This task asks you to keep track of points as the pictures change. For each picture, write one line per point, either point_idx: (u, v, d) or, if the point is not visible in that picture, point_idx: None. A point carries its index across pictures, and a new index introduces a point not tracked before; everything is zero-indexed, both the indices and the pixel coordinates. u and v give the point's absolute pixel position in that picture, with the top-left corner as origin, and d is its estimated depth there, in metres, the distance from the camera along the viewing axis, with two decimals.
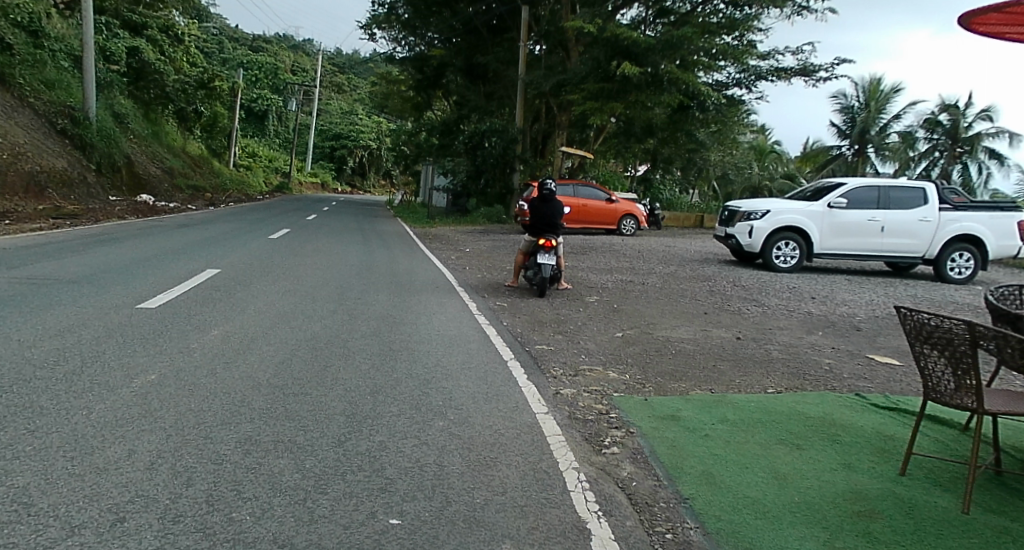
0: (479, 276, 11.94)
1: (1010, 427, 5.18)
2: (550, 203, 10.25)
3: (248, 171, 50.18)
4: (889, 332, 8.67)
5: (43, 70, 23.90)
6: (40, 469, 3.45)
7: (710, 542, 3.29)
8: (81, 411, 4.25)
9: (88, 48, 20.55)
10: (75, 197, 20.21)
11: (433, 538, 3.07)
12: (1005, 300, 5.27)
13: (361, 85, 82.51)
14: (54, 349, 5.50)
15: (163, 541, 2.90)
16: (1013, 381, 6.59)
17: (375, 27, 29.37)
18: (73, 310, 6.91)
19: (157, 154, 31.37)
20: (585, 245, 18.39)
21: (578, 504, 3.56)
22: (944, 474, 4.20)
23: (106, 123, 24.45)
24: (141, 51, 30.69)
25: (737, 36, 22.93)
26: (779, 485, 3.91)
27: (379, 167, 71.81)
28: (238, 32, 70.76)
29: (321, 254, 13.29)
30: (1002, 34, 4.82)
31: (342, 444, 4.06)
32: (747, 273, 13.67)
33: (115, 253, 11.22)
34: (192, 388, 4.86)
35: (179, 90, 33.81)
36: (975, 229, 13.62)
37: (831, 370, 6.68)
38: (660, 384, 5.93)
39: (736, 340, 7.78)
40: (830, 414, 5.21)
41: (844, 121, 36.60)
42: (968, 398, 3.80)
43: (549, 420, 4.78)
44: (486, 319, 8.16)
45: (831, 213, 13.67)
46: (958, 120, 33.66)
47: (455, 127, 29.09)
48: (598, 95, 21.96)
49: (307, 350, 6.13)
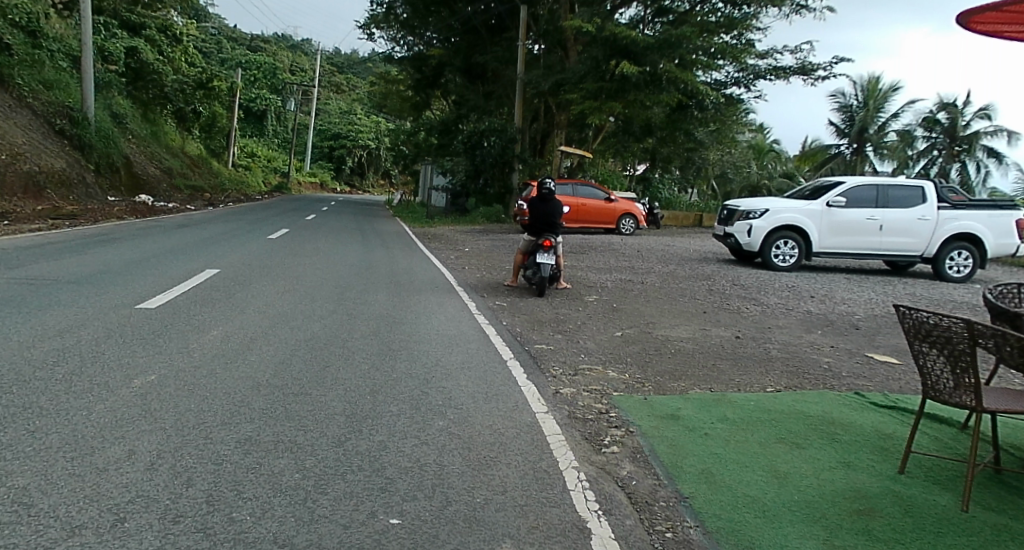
0: (478, 276, 11.94)
1: (1010, 425, 5.18)
2: (549, 202, 10.26)
3: (247, 171, 50.12)
4: (888, 331, 8.68)
5: (42, 71, 23.91)
6: (41, 470, 3.45)
7: (709, 542, 3.29)
8: (82, 412, 4.26)
9: (87, 48, 20.51)
10: (73, 197, 20.19)
11: (433, 538, 3.08)
12: (1003, 298, 5.27)
13: (360, 85, 82.47)
14: (54, 350, 5.51)
15: (163, 541, 2.90)
16: (1012, 380, 6.60)
17: (373, 26, 29.36)
18: (73, 311, 6.92)
19: (155, 154, 31.34)
20: (584, 245, 18.39)
21: (578, 504, 3.56)
22: (943, 473, 4.20)
23: (105, 123, 24.43)
24: (140, 51, 30.73)
25: (736, 35, 22.95)
26: (779, 484, 3.91)
27: (378, 167, 71.78)
28: (237, 32, 70.68)
29: (321, 254, 13.29)
30: (1000, 33, 4.83)
31: (342, 444, 4.06)
32: (746, 272, 13.68)
33: (114, 254, 11.21)
34: (192, 388, 4.86)
35: (177, 90, 33.78)
36: (974, 228, 13.63)
37: (831, 369, 6.68)
38: (660, 384, 5.93)
39: (735, 339, 7.79)
40: (829, 413, 5.21)
41: (843, 120, 36.63)
42: (967, 396, 3.81)
43: (549, 420, 4.78)
44: (485, 319, 8.15)
45: (830, 212, 13.68)
46: (956, 118, 33.72)
47: (453, 127, 29.11)
48: (597, 95, 21.97)
49: (306, 350, 6.13)
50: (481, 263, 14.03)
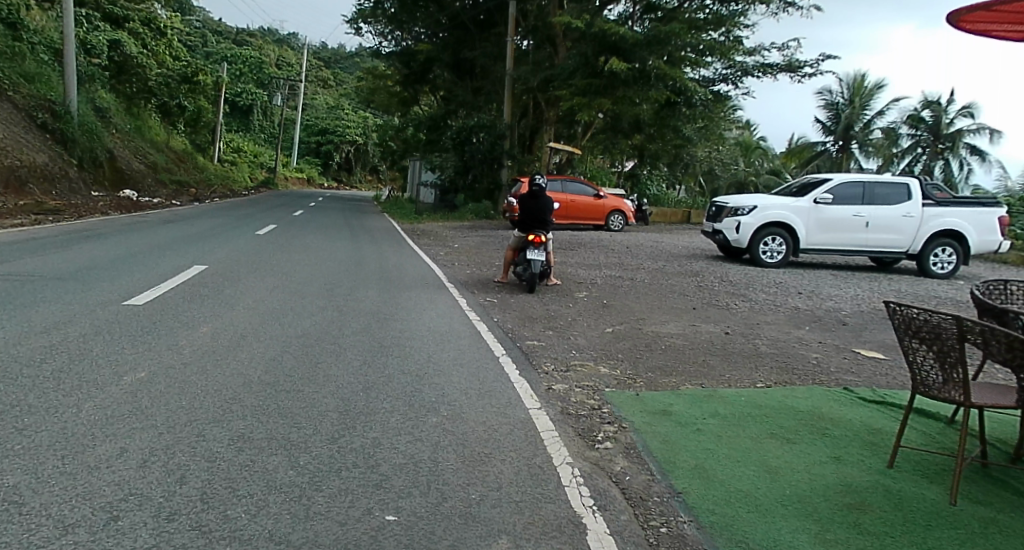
0: (468, 273, 11.92)
1: (996, 420, 5.27)
2: (539, 199, 10.19)
3: (233, 167, 49.82)
4: (874, 326, 8.81)
5: (22, 63, 23.47)
6: (30, 468, 3.42)
7: (702, 535, 3.32)
8: (70, 410, 4.20)
9: (69, 39, 20.12)
10: (54, 191, 19.90)
11: (430, 534, 3.08)
12: (988, 294, 5.36)
13: (347, 79, 82.60)
14: (43, 347, 5.46)
15: (158, 539, 2.88)
16: (997, 375, 6.71)
17: (361, 21, 29.16)
18: (58, 307, 6.85)
19: (139, 149, 30.99)
20: (573, 241, 18.38)
21: (573, 500, 3.58)
22: (930, 466, 4.26)
23: (87, 117, 24.11)
24: (124, 44, 30.32)
25: (725, 32, 23.02)
26: (770, 479, 3.94)
27: (366, 163, 71.80)
28: (222, 27, 70.49)
29: (309, 250, 13.20)
30: (988, 32, 4.88)
31: (335, 441, 4.06)
32: (734, 268, 13.77)
33: (99, 250, 11.05)
34: (183, 386, 4.81)
35: (162, 84, 33.35)
36: (958, 224, 13.80)
37: (820, 364, 6.75)
38: (652, 380, 5.95)
39: (724, 336, 7.83)
40: (819, 407, 5.27)
41: (829, 117, 36.84)
42: (955, 392, 3.84)
43: (542, 416, 4.79)
44: (476, 316, 8.12)
45: (817, 209, 13.76)
46: (940, 116, 34.07)
47: (442, 123, 28.92)
48: (586, 92, 22.01)
49: (297, 347, 6.09)
50: (471, 258, 14.05)
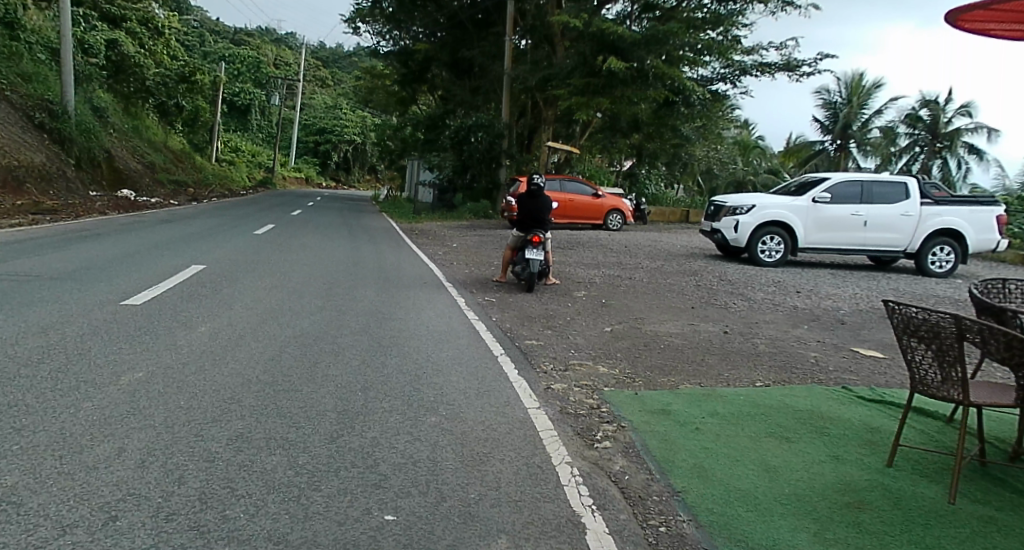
0: (467, 272, 11.90)
1: (995, 419, 5.28)
2: (538, 199, 10.19)
3: (231, 167, 49.72)
4: (873, 325, 8.81)
5: (19, 63, 23.43)
6: (28, 468, 3.41)
7: (701, 535, 3.32)
8: (67, 410, 4.19)
9: (66, 39, 20.08)
10: (51, 191, 19.85)
11: (429, 534, 3.08)
12: (987, 292, 5.36)
13: (345, 79, 82.48)
14: (40, 347, 5.44)
15: (157, 539, 2.88)
16: (996, 373, 6.70)
17: (359, 20, 29.10)
18: (55, 308, 6.82)
19: (137, 148, 30.94)
20: (571, 241, 18.37)
21: (572, 499, 3.58)
22: (930, 465, 4.26)
23: (85, 116, 24.07)
24: (121, 43, 30.26)
25: (722, 32, 23.02)
26: (769, 478, 3.94)
27: (364, 162, 71.67)
28: (220, 27, 70.39)
29: (307, 250, 13.17)
30: (988, 31, 4.87)
31: (334, 440, 4.05)
32: (733, 268, 13.77)
33: (96, 250, 11.01)
34: (180, 386, 4.80)
35: (159, 83, 33.28)
36: (956, 223, 13.82)
37: (819, 363, 6.74)
38: (651, 379, 5.94)
39: (723, 335, 7.83)
40: (817, 407, 5.27)
41: (827, 116, 36.87)
42: (954, 390, 3.84)
43: (541, 415, 4.78)
44: (474, 315, 8.11)
45: (816, 208, 13.76)
46: (938, 115, 34.12)
47: (440, 122, 29.21)
48: (584, 91, 22.01)
49: (294, 347, 6.06)
50: (469, 258, 14.03)
